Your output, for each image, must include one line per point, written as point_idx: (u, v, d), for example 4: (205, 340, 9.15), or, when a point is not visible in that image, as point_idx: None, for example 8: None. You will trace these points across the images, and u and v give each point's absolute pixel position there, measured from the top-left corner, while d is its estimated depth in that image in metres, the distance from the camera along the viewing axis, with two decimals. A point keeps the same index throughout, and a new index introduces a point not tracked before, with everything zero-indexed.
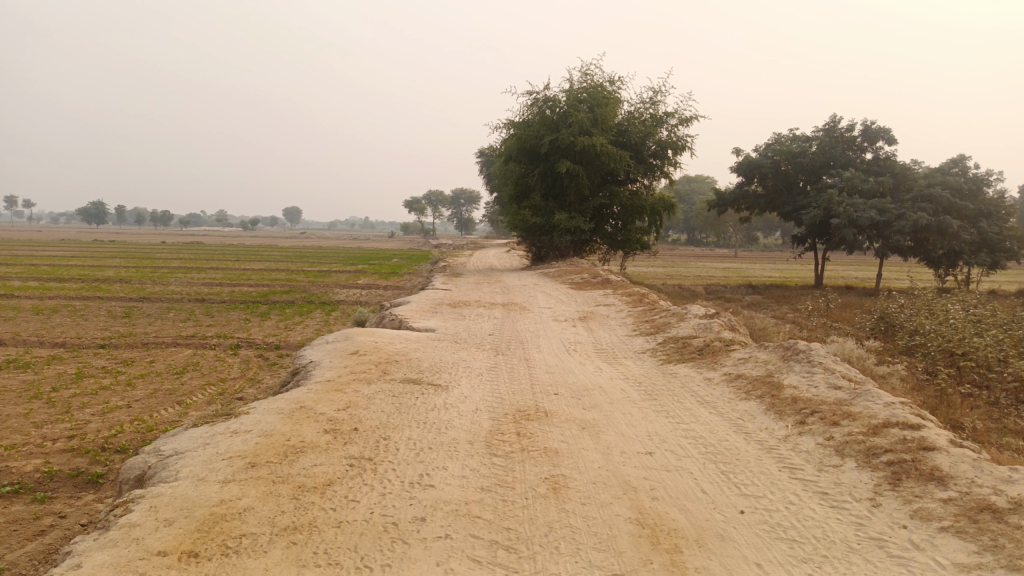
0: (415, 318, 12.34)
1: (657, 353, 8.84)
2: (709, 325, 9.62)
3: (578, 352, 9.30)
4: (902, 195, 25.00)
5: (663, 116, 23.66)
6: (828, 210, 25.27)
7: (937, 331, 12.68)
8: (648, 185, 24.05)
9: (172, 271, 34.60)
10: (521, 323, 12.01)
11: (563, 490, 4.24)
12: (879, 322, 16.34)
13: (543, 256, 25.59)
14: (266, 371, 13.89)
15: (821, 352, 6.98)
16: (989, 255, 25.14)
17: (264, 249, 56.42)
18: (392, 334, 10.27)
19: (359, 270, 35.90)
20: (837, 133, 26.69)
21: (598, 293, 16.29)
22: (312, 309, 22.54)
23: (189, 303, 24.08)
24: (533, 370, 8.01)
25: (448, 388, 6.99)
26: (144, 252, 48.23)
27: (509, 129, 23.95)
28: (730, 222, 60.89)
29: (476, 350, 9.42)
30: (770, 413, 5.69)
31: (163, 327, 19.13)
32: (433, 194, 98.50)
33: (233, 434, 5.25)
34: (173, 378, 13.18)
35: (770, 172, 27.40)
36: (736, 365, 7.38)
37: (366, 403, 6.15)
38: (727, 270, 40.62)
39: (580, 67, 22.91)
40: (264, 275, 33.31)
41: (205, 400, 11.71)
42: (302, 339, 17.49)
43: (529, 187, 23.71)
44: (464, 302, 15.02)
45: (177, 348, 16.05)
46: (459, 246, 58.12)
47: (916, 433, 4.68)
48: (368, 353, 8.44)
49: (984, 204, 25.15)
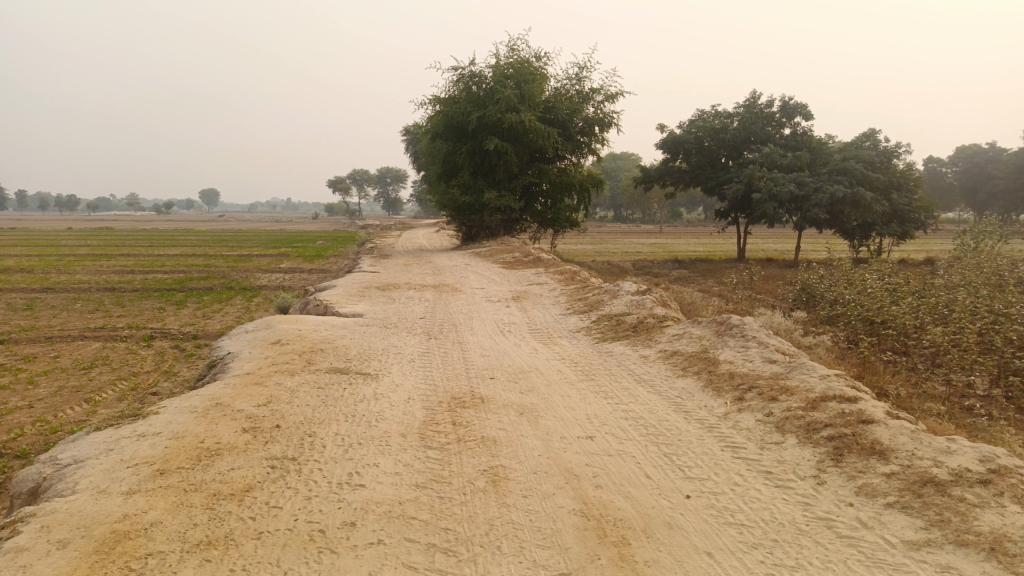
0: (342, 303, 11.85)
1: (591, 332, 8.70)
2: (642, 301, 9.56)
3: (512, 334, 9.08)
4: (819, 169, 25.77)
5: (589, 92, 23.60)
6: (749, 185, 25.84)
7: (857, 300, 13.07)
8: (575, 163, 23.99)
9: (79, 259, 32.61)
10: (452, 305, 11.71)
11: (503, 483, 4.02)
12: (801, 292, 16.78)
13: (473, 236, 25.24)
14: (183, 364, 13.14)
15: (754, 325, 6.97)
16: (899, 226, 26.26)
17: (180, 234, 53.96)
18: (318, 320, 9.82)
19: (282, 253, 34.72)
20: (757, 109, 27.24)
21: (529, 272, 16.13)
22: (233, 296, 21.58)
23: (98, 292, 22.68)
24: (467, 354, 7.75)
25: (377, 377, 6.66)
26: (47, 240, 45.28)
27: (434, 107, 23.43)
28: (655, 198, 61.84)
29: (407, 335, 9.09)
30: (708, 390, 5.61)
31: (69, 319, 17.91)
32: (358, 173, 96.32)
33: (140, 437, 4.80)
34: (81, 374, 12.31)
35: (693, 148, 27.79)
36: (671, 341, 7.31)
37: (289, 398, 5.77)
38: (654, 245, 41.24)
39: (505, 42, 22.56)
40: (181, 261, 31.78)
41: (116, 397, 10.96)
42: (222, 328, 16.67)
43: (456, 165, 23.29)
44: (394, 284, 14.58)
45: (86, 342, 15.04)
46: (387, 227, 57.06)
47: (853, 406, 4.66)
48: (292, 342, 8.00)
49: (894, 177, 26.20)
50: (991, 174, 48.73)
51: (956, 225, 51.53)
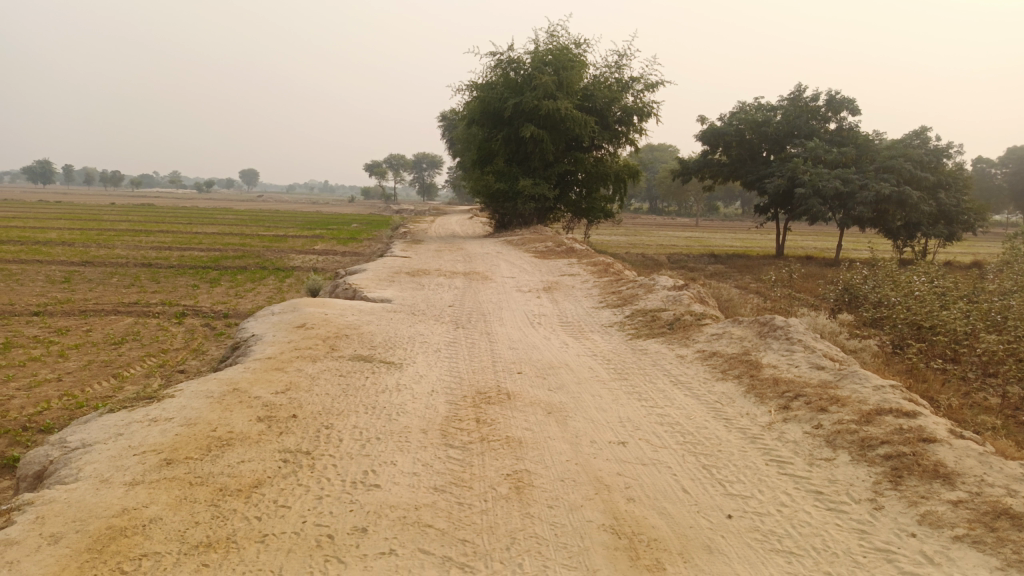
0: (371, 287, 11.65)
1: (625, 327, 8.36)
2: (678, 297, 9.18)
3: (542, 326, 8.77)
4: (865, 166, 24.92)
5: (629, 81, 23.07)
6: (791, 179, 25.10)
7: (903, 304, 12.50)
8: (612, 152, 23.51)
9: (118, 234, 33.06)
10: (482, 294, 11.43)
11: (527, 490, 3.73)
12: (843, 292, 16.17)
13: (506, 224, 24.93)
14: (211, 343, 13.08)
15: (799, 328, 6.56)
16: (947, 227, 25.29)
17: (218, 212, 54.64)
18: (345, 305, 9.62)
19: (316, 235, 34.85)
20: (802, 103, 26.41)
21: (562, 262, 15.80)
22: (265, 276, 21.60)
23: (134, 268, 22.90)
24: (495, 346, 7.46)
25: (401, 367, 6.41)
26: (89, 214, 46.16)
27: (471, 92, 23.14)
28: (692, 191, 60.87)
29: (435, 323, 8.84)
30: (749, 396, 5.24)
31: (104, 293, 18.05)
32: (394, 158, 96.58)
33: (152, 422, 4.61)
34: (111, 349, 12.32)
35: (734, 140, 27.09)
36: (710, 341, 6.93)
37: (308, 385, 5.56)
38: (689, 239, 40.45)
39: (545, 27, 22.14)
40: (216, 240, 32.01)
41: (144, 373, 10.92)
42: (253, 308, 16.65)
43: (491, 152, 22.98)
44: (424, 270, 14.35)
45: (117, 317, 15.10)
46: (420, 212, 57.15)
47: (912, 422, 4.28)
48: (316, 326, 7.80)
49: (943, 176, 25.22)
50: None
51: (1005, 228, 49.77)
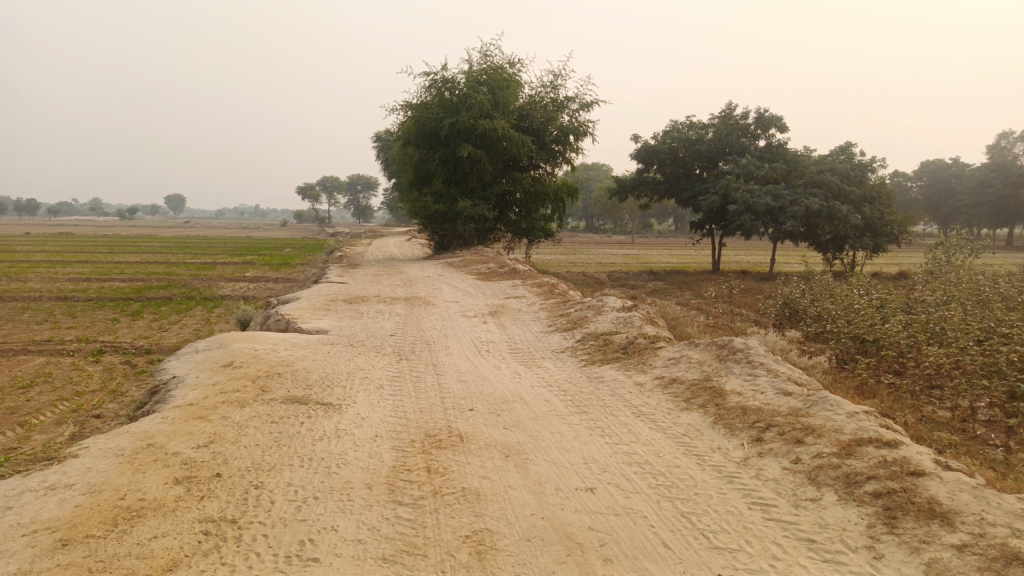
0: (306, 318, 11.00)
1: (577, 352, 8.00)
2: (629, 319, 8.88)
3: (491, 354, 8.32)
4: (794, 182, 25.51)
5: (564, 101, 23.03)
6: (725, 196, 25.50)
7: (845, 317, 12.57)
8: (550, 172, 23.38)
9: (32, 266, 31.11)
10: (425, 321, 10.90)
11: (489, 555, 3.27)
12: (782, 307, 16.28)
13: (445, 245, 24.47)
14: (132, 383, 12.11)
15: (759, 350, 6.31)
16: (872, 239, 26.03)
17: (142, 241, 52.32)
18: (278, 338, 8.96)
19: (248, 261, 33.61)
20: (732, 121, 26.89)
21: (505, 284, 15.43)
22: (193, 307, 20.49)
23: (48, 302, 21.42)
24: (442, 379, 6.97)
25: (340, 408, 5.87)
26: (2, 245, 43.53)
27: (406, 113, 22.71)
28: (627, 209, 61.59)
29: (376, 355, 8.29)
30: (719, 428, 4.92)
31: (13, 331, 16.72)
32: (329, 181, 94.92)
33: (48, 491, 3.96)
34: (18, 394, 11.23)
35: (668, 158, 27.37)
36: (668, 366, 6.61)
37: (235, 436, 4.98)
38: (627, 256, 40.73)
39: (479, 48, 21.93)
40: (140, 269, 30.44)
41: (54, 420, 9.92)
42: (179, 342, 15.65)
43: (429, 173, 22.57)
44: (362, 297, 13.72)
45: (27, 357, 13.92)
46: (357, 235, 56.26)
47: (895, 453, 4.03)
48: (245, 365, 7.16)
49: (868, 190, 26.00)
50: (955, 189, 49.56)
51: (923, 240, 51.91)
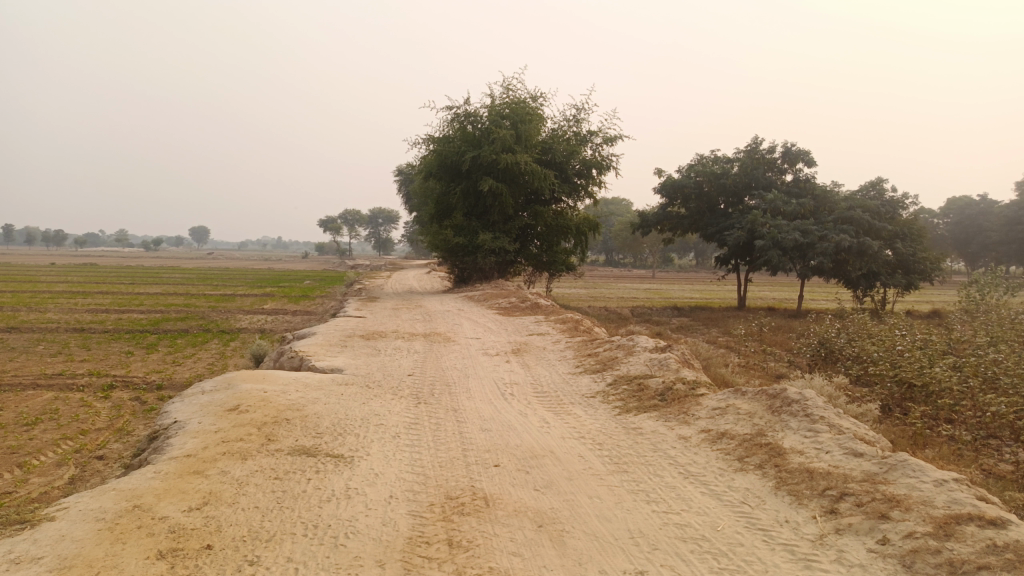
0: (321, 355, 10.50)
1: (609, 398, 7.38)
2: (664, 361, 8.25)
3: (515, 398, 7.73)
4: (823, 217, 24.82)
5: (587, 135, 22.66)
6: (751, 231, 24.89)
7: (889, 361, 11.81)
8: (572, 206, 22.94)
9: (53, 296, 31.08)
10: (444, 360, 10.33)
11: None
12: (817, 347, 15.50)
13: (465, 278, 24.00)
14: (139, 421, 11.64)
15: (817, 401, 5.66)
16: (904, 276, 25.04)
17: (167, 271, 52.56)
18: (289, 378, 8.45)
19: (267, 293, 33.43)
20: (758, 155, 26.34)
21: (528, 320, 14.90)
22: (209, 340, 20.13)
23: (65, 333, 21.18)
24: (464, 426, 6.39)
25: (352, 462, 5.31)
26: (26, 275, 43.78)
27: (427, 146, 22.49)
28: (649, 243, 61.04)
29: (392, 398, 7.73)
30: (782, 496, 4.30)
31: (25, 364, 16.39)
32: (351, 214, 95.58)
33: (11, 566, 3.41)
34: (21, 432, 10.77)
35: (692, 193, 26.83)
36: (714, 418, 5.98)
37: (233, 495, 4.43)
38: (649, 291, 40.02)
39: (501, 82, 21.68)
40: (159, 300, 30.27)
41: (55, 461, 9.43)
42: (191, 377, 15.20)
43: (449, 206, 22.21)
44: (379, 333, 13.21)
45: (36, 391, 13.54)
46: (377, 267, 56.17)
47: (1005, 535, 3.37)
48: (251, 409, 6.63)
49: (899, 226, 25.19)
50: (983, 226, 48.40)
51: (953, 277, 50.57)
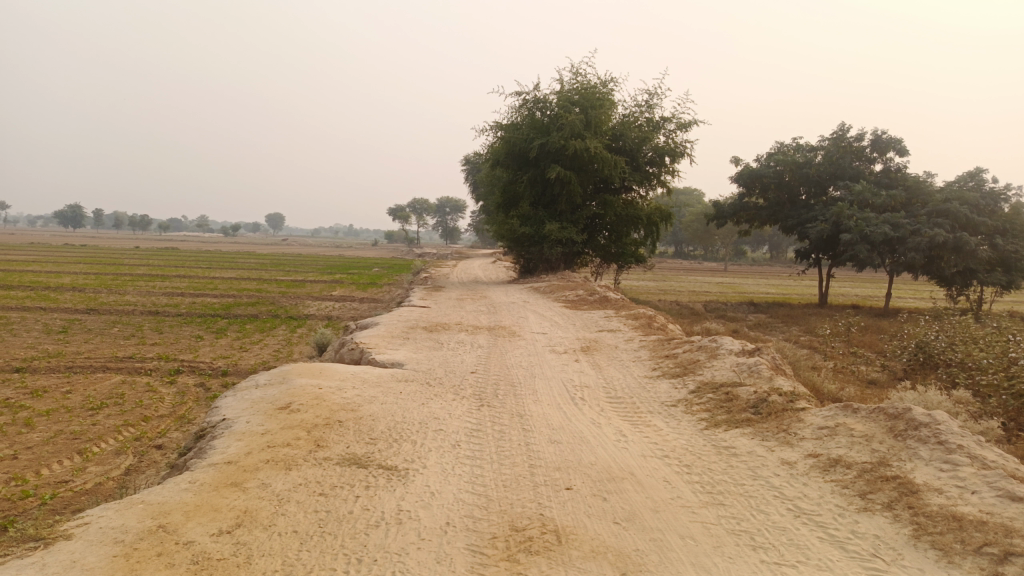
0: (382, 348, 10.03)
1: (693, 409, 6.60)
2: (754, 367, 7.39)
3: (587, 404, 7.02)
4: (916, 210, 23.03)
5: (661, 120, 21.55)
6: (836, 224, 23.35)
7: (1004, 369, 10.55)
8: (643, 195, 21.96)
9: (133, 279, 31.98)
10: (509, 356, 9.71)
11: None
12: (914, 351, 14.18)
13: (531, 269, 23.36)
14: (201, 409, 11.47)
15: (951, 426, 4.77)
16: (1005, 275, 22.81)
17: (240, 256, 53.75)
18: (346, 374, 7.97)
19: (336, 280, 33.63)
20: (845, 142, 24.61)
21: (597, 314, 14.15)
22: (277, 326, 20.14)
23: (139, 316, 21.56)
24: (532, 436, 5.73)
25: (406, 476, 4.72)
26: (111, 258, 45.58)
27: (495, 133, 21.88)
28: (723, 235, 59.19)
29: (453, 399, 7.13)
30: (925, 550, 3.49)
31: (99, 346, 16.64)
32: (418, 203, 96.25)
33: None
34: (85, 416, 10.70)
35: (772, 182, 25.36)
36: (822, 441, 5.15)
37: (271, 515, 3.90)
38: (722, 285, 38.50)
39: (571, 66, 20.86)
40: (232, 285, 30.82)
41: (114, 449, 9.26)
42: (256, 364, 15.07)
43: (517, 195, 21.57)
44: (442, 324, 12.71)
45: (105, 374, 13.62)
46: (443, 256, 56.39)
47: None
48: (303, 409, 6.15)
49: (1000, 221, 22.85)
50: None
51: None
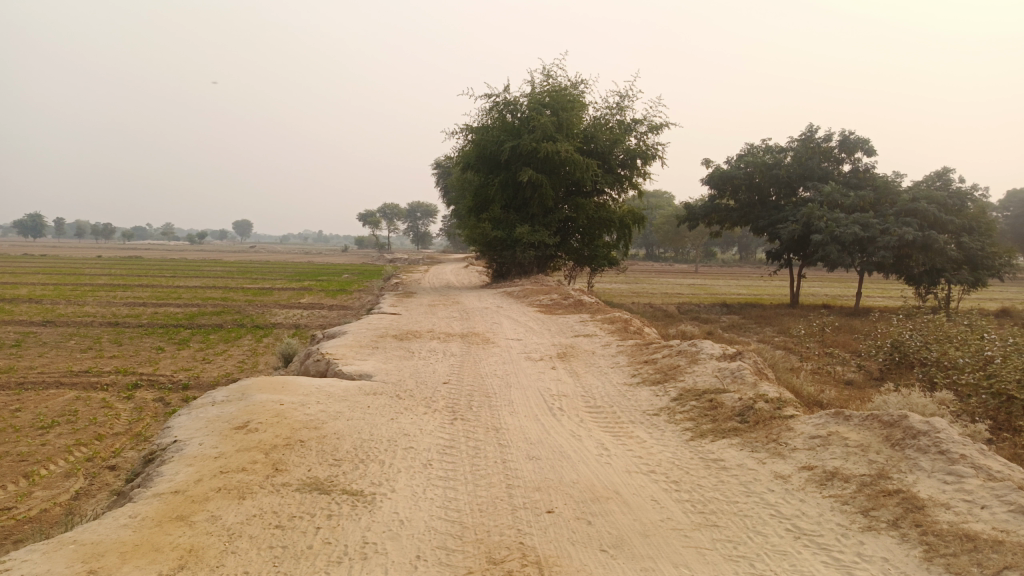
0: (350, 359, 9.60)
1: (677, 418, 6.28)
2: (738, 373, 7.09)
3: (566, 415, 6.67)
4: (884, 210, 23.12)
5: (631, 123, 21.35)
6: (807, 225, 23.36)
7: (982, 369, 10.41)
8: (615, 197, 21.74)
9: (94, 289, 30.96)
10: (483, 364, 9.33)
11: None
12: (890, 351, 14.06)
13: (503, 273, 23.00)
14: (160, 425, 10.90)
15: (952, 434, 4.51)
16: (972, 273, 22.94)
17: (208, 264, 52.55)
18: (310, 387, 7.53)
19: (304, 287, 32.90)
20: (813, 143, 24.68)
21: (573, 319, 13.83)
22: (243, 335, 19.51)
23: (99, 328, 20.76)
24: (508, 453, 5.37)
25: (373, 502, 4.33)
26: (73, 268, 44.21)
27: (465, 136, 21.52)
28: (694, 237, 59.43)
29: (424, 413, 6.73)
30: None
31: (53, 359, 15.92)
32: (388, 209, 95.53)
33: None
34: (35, 436, 10.08)
35: (742, 184, 25.34)
36: (816, 452, 4.85)
37: (220, 554, 3.49)
38: (695, 287, 38.50)
39: (541, 68, 20.58)
40: (197, 294, 30.02)
41: (64, 471, 8.68)
42: (220, 376, 14.49)
43: (487, 198, 21.23)
44: (413, 332, 12.29)
45: (58, 390, 12.96)
46: (415, 261, 55.97)
47: None
48: (262, 428, 5.71)
49: (967, 219, 23.00)
50: None
51: None
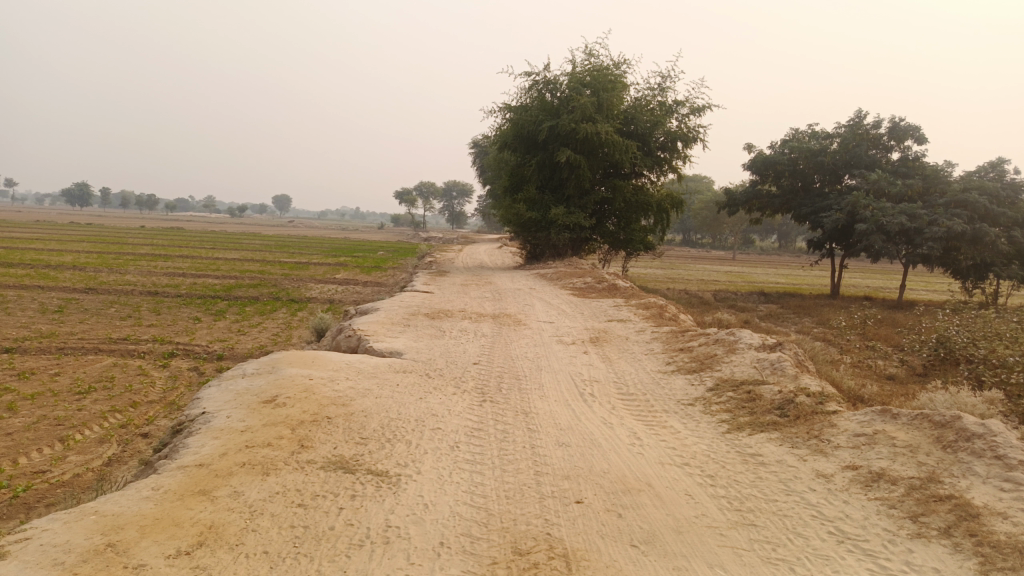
0: (380, 336, 9.53)
1: (713, 409, 6.08)
2: (778, 364, 6.83)
3: (597, 401, 6.50)
4: (933, 200, 22.32)
5: (673, 104, 20.86)
6: (851, 214, 22.67)
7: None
8: (653, 180, 21.33)
9: (136, 258, 31.54)
10: (515, 346, 9.20)
11: None
12: (934, 347, 13.55)
13: (538, 255, 22.81)
14: (193, 395, 11.01)
15: (1010, 439, 4.24)
16: (1023, 268, 22.03)
17: (246, 238, 53.18)
18: (339, 363, 7.47)
19: (339, 263, 33.10)
20: (861, 130, 23.89)
21: (606, 303, 13.61)
22: (277, 308, 19.67)
23: (139, 296, 21.12)
24: (537, 438, 5.22)
25: (398, 483, 4.23)
26: (116, 238, 45.07)
27: (503, 115, 21.27)
28: (733, 223, 58.36)
29: (452, 393, 6.62)
30: None
31: (93, 326, 16.23)
32: (424, 186, 95.75)
33: None
34: (72, 401, 10.25)
35: (786, 170, 24.68)
36: (862, 451, 4.62)
37: (239, 532, 3.42)
38: (731, 274, 37.79)
39: (583, 47, 20.19)
40: (235, 266, 30.37)
41: (97, 437, 8.79)
42: (253, 348, 14.60)
43: (524, 178, 21.00)
44: (445, 311, 12.19)
45: (97, 356, 13.19)
46: (450, 240, 55.95)
47: None
48: (289, 403, 5.66)
49: (1021, 212, 22.05)
50: None
51: None
